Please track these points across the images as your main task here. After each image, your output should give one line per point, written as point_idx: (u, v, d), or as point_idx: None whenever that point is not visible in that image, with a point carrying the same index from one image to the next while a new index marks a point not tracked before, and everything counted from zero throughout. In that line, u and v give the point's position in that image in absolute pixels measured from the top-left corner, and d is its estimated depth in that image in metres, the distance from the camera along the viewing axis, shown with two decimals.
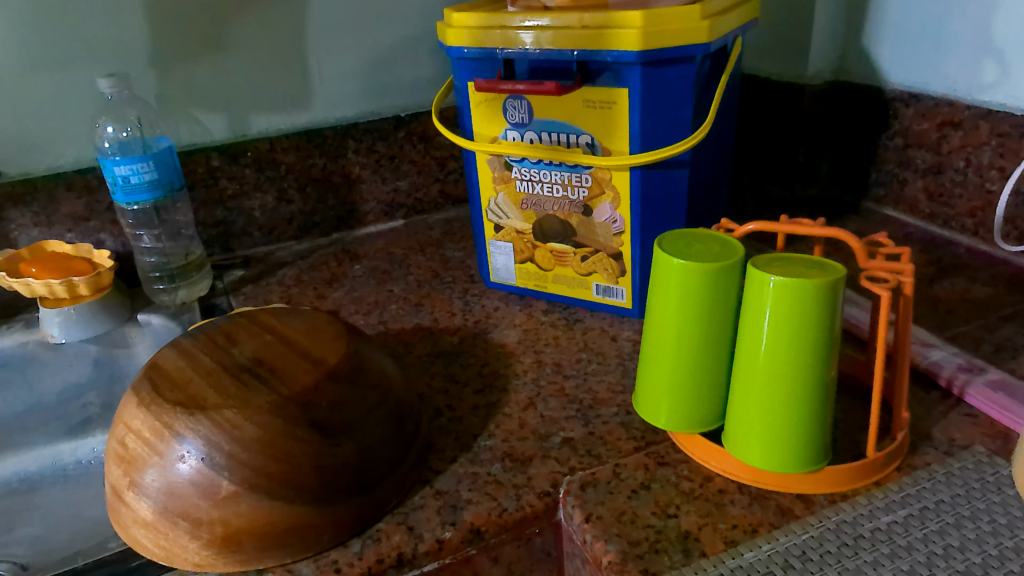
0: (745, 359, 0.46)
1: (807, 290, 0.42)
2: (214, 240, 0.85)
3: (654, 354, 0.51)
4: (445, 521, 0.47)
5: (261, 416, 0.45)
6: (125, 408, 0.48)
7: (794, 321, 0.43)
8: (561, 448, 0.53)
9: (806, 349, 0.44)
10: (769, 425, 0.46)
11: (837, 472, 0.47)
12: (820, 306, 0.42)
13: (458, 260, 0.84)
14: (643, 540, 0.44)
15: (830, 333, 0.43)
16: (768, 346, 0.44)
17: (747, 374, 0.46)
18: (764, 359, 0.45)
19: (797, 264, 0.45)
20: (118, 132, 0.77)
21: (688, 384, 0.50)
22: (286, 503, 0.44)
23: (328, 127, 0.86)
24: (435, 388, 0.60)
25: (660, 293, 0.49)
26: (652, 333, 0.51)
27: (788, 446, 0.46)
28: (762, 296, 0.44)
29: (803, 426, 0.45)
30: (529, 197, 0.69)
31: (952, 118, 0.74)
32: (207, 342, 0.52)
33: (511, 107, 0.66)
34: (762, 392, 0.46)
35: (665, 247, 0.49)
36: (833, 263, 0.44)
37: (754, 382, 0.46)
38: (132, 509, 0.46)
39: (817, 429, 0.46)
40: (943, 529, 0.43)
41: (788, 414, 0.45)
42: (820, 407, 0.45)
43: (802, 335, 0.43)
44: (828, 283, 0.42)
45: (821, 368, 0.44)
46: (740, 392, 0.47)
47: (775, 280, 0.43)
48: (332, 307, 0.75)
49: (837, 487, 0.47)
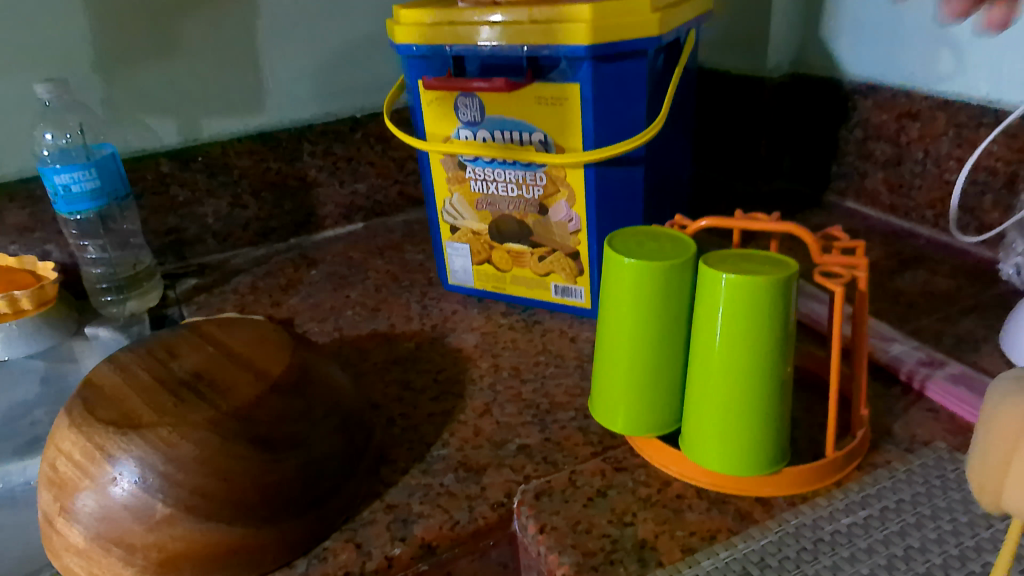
0: (700, 360, 0.45)
1: (760, 288, 0.41)
2: (167, 249, 0.82)
3: (609, 356, 0.49)
4: (395, 537, 0.46)
5: (197, 432, 0.43)
6: (57, 428, 0.46)
7: (748, 319, 0.42)
8: (516, 456, 0.51)
9: (761, 349, 0.42)
10: (725, 429, 0.45)
11: (796, 474, 0.46)
12: (773, 304, 0.41)
13: (418, 263, 0.83)
14: (599, 551, 0.43)
15: (785, 331, 0.42)
16: (723, 347, 0.43)
17: (701, 375, 0.45)
18: (719, 360, 0.44)
19: (751, 260, 0.43)
20: (58, 139, 0.73)
21: (643, 387, 0.48)
22: (226, 525, 0.42)
23: (283, 129, 0.84)
24: (390, 396, 0.59)
25: (613, 294, 0.47)
26: (605, 334, 0.49)
27: (745, 449, 0.45)
28: (715, 294, 0.42)
29: (760, 429, 0.44)
30: (484, 197, 0.67)
31: (910, 110, 0.73)
32: (146, 357, 0.50)
33: (463, 105, 0.64)
34: (717, 394, 0.44)
35: (615, 246, 0.47)
36: (786, 259, 0.43)
37: (709, 384, 0.45)
38: (64, 536, 0.43)
39: (775, 430, 0.44)
40: (903, 530, 0.43)
41: (746, 415, 0.44)
42: (776, 407, 0.44)
43: (757, 333, 0.42)
44: (780, 280, 0.41)
45: (777, 368, 0.43)
46: (695, 394, 0.46)
47: (728, 277, 0.41)
48: (287, 315, 0.73)
49: (797, 489, 0.46)
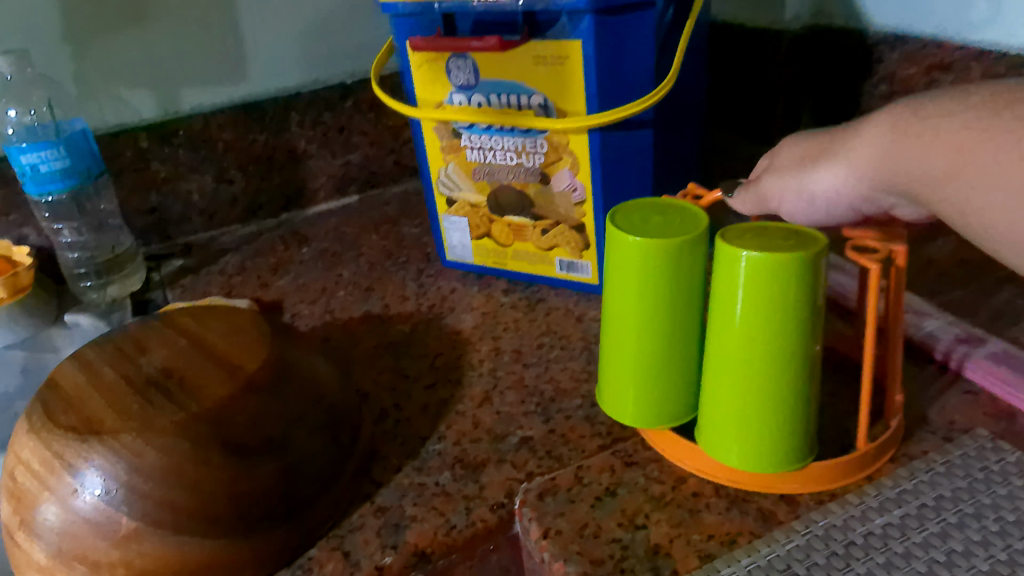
0: (716, 347, 0.40)
1: (786, 268, 0.36)
2: (150, 229, 0.78)
3: (615, 342, 0.45)
4: (385, 545, 0.42)
5: (164, 438, 0.39)
6: (16, 435, 0.42)
7: (773, 302, 0.37)
8: (518, 450, 0.47)
9: (786, 336, 0.38)
10: (746, 421, 0.40)
11: (824, 470, 0.41)
12: (800, 284, 0.37)
13: (414, 237, 0.78)
14: (607, 559, 0.39)
15: (813, 315, 0.38)
16: (743, 333, 0.39)
17: (719, 363, 0.40)
18: (739, 348, 0.39)
19: (774, 235, 0.38)
20: (22, 116, 0.69)
21: (654, 375, 0.44)
22: (199, 538, 0.38)
23: (268, 98, 0.79)
24: (382, 385, 0.55)
25: (617, 273, 0.43)
26: (610, 317, 0.44)
27: (769, 443, 0.40)
28: (734, 275, 0.38)
29: (784, 421, 0.40)
30: (481, 166, 0.62)
31: (941, 61, 0.66)
32: (114, 353, 0.46)
33: (455, 68, 0.58)
34: (737, 385, 0.40)
35: (620, 221, 0.42)
36: (814, 233, 0.38)
37: (727, 373, 0.40)
38: (26, 552, 0.40)
39: (802, 422, 0.40)
40: (944, 531, 0.38)
41: (769, 408, 0.40)
42: (802, 398, 0.40)
43: (782, 318, 0.37)
44: (809, 258, 0.36)
45: (804, 356, 0.39)
46: (712, 384, 0.41)
47: (749, 257, 0.37)
48: (276, 297, 0.69)
49: (825, 485, 0.42)
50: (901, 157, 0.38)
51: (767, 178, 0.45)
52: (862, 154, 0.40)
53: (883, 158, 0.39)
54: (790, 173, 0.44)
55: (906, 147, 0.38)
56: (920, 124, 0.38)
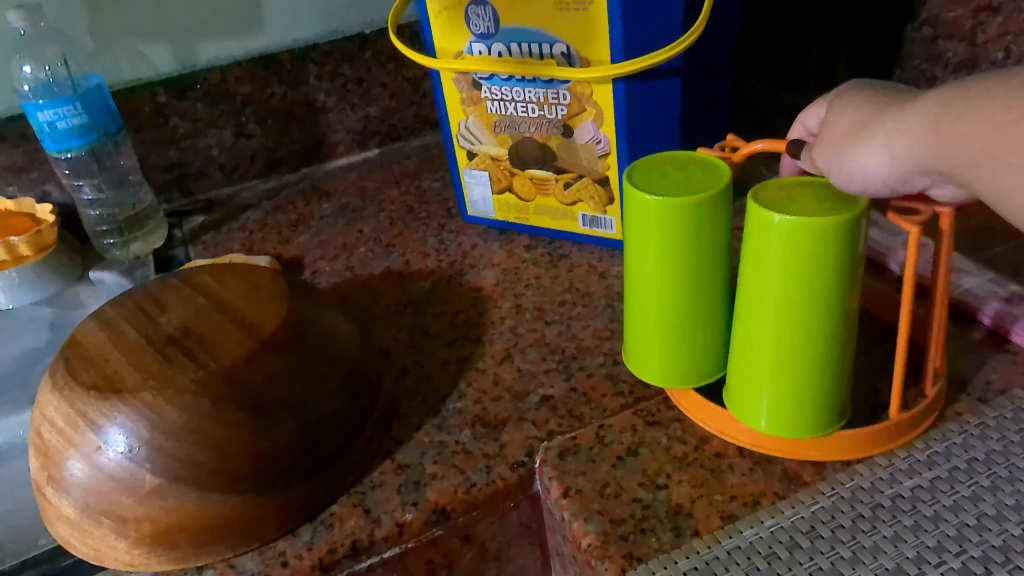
0: (745, 311, 0.39)
1: (822, 233, 0.34)
2: (171, 185, 0.78)
3: (638, 302, 0.43)
4: (406, 502, 0.42)
5: (184, 397, 0.39)
6: (41, 391, 0.43)
7: (806, 268, 0.35)
8: (539, 409, 0.47)
9: (819, 301, 0.36)
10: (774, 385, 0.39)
11: (855, 436, 0.40)
12: (836, 248, 0.35)
13: (435, 192, 0.77)
14: (628, 518, 0.39)
15: (849, 279, 0.36)
16: (774, 297, 0.37)
17: (748, 327, 0.39)
18: (769, 313, 0.38)
19: (809, 195, 0.37)
20: (37, 72, 0.68)
21: (679, 336, 0.43)
22: (221, 495, 0.39)
23: (285, 50, 0.77)
24: (403, 342, 0.54)
25: (637, 234, 0.41)
26: (632, 277, 0.43)
27: (799, 408, 0.39)
28: (765, 239, 0.36)
29: (815, 386, 0.39)
30: (502, 118, 0.60)
31: (990, 3, 0.61)
32: (134, 311, 0.46)
33: (475, 15, 0.57)
34: (766, 350, 0.39)
35: (643, 177, 0.41)
36: (852, 192, 0.36)
37: (756, 338, 0.39)
38: (54, 505, 0.41)
39: (833, 387, 0.39)
40: (976, 494, 0.37)
41: (800, 373, 0.38)
42: (834, 363, 0.38)
43: (815, 283, 0.36)
44: (845, 222, 0.34)
45: (838, 319, 0.37)
46: (741, 347, 0.40)
47: (782, 221, 0.35)
48: (296, 254, 0.69)
49: (857, 452, 0.40)
50: (934, 143, 0.34)
51: (808, 159, 0.39)
52: (903, 138, 0.35)
53: (926, 144, 0.34)
54: (827, 153, 0.38)
55: (941, 131, 0.34)
56: (963, 109, 0.33)
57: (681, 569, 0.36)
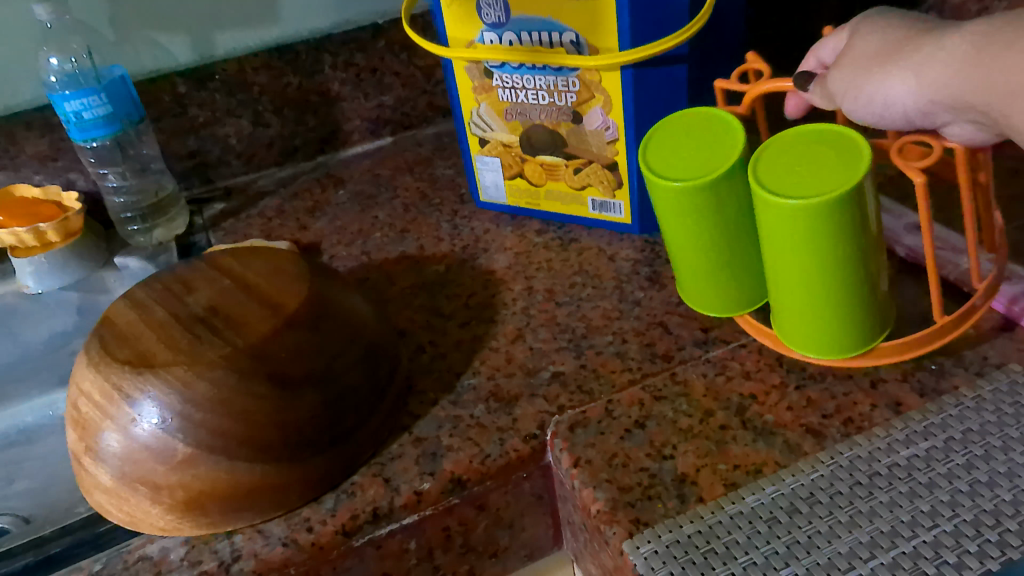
0: (774, 269, 0.42)
1: (832, 207, 0.36)
2: (191, 173, 0.80)
3: (682, 257, 0.47)
4: (423, 472, 0.44)
5: (212, 371, 0.41)
6: (77, 367, 0.45)
7: (824, 237, 0.37)
8: (550, 385, 0.49)
9: (843, 258, 0.39)
10: (809, 325, 0.43)
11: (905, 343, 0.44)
12: (848, 215, 0.37)
13: (448, 179, 0.79)
14: (635, 486, 0.41)
15: (868, 231, 0.38)
16: (800, 262, 0.39)
17: (780, 282, 0.42)
18: (798, 273, 0.40)
19: (815, 159, 0.38)
20: (63, 64, 0.71)
21: (724, 277, 0.47)
22: (249, 464, 0.41)
23: (300, 41, 0.79)
24: (418, 322, 0.56)
25: (662, 211, 0.44)
26: (670, 240, 0.46)
27: (837, 340, 0.43)
28: (778, 220, 0.38)
29: (847, 319, 0.42)
30: (513, 106, 0.62)
31: None
32: (163, 291, 0.48)
33: (485, 5, 0.58)
34: (799, 299, 0.42)
35: (653, 164, 0.43)
36: (857, 144, 0.37)
37: (789, 291, 0.42)
38: (92, 474, 0.43)
39: (866, 314, 0.42)
40: (970, 463, 0.39)
41: (833, 314, 0.42)
42: (866, 298, 0.41)
43: (835, 246, 0.38)
44: (852, 194, 0.36)
45: (865, 263, 0.40)
46: (777, 296, 0.43)
47: (792, 206, 0.36)
48: (313, 239, 0.71)
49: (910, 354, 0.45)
50: (966, 74, 0.36)
51: (831, 80, 0.41)
52: (938, 66, 0.37)
53: (961, 72, 0.36)
54: (859, 72, 0.40)
55: (975, 63, 0.36)
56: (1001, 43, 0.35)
57: (685, 533, 0.38)
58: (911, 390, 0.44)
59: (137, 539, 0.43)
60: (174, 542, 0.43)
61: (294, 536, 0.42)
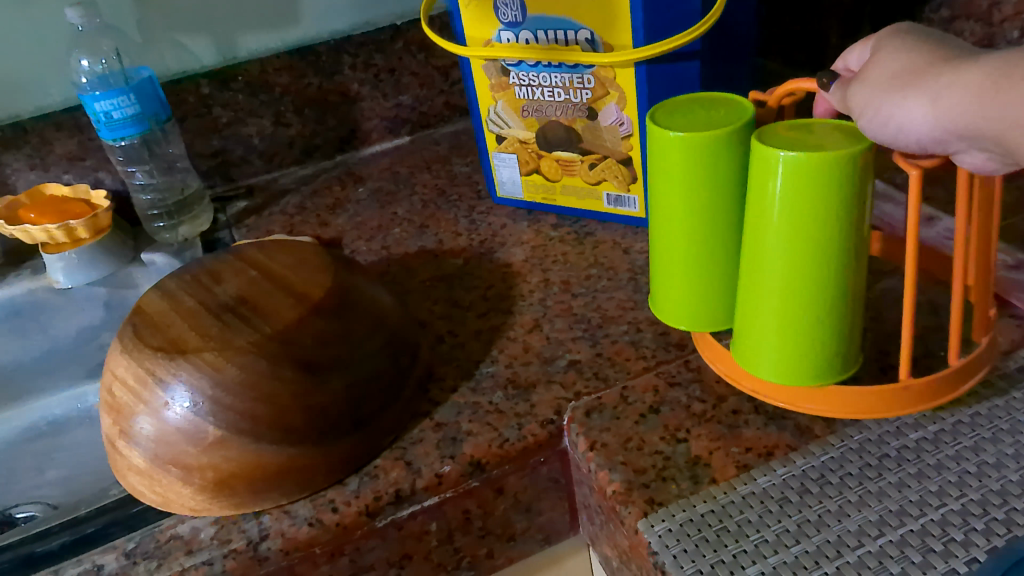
0: (753, 255, 0.41)
1: (827, 168, 0.36)
2: (214, 171, 0.82)
3: (666, 240, 0.47)
4: (444, 455, 0.46)
5: (242, 356, 0.43)
6: (111, 354, 0.47)
7: (813, 206, 0.37)
8: (566, 372, 0.50)
9: (825, 242, 0.38)
10: (770, 326, 0.42)
11: (877, 396, 0.42)
12: (842, 187, 0.37)
13: (465, 176, 0.80)
14: (649, 468, 0.42)
15: (858, 219, 0.38)
16: (782, 240, 0.39)
17: (756, 271, 0.41)
18: (775, 256, 0.40)
19: (820, 135, 0.38)
20: (94, 65, 0.73)
21: (703, 272, 0.47)
22: (276, 446, 0.42)
23: (320, 42, 0.81)
24: (437, 314, 0.58)
25: (658, 167, 0.44)
26: (659, 214, 0.47)
27: (794, 358, 0.42)
28: (769, 177, 0.38)
29: (814, 332, 0.41)
30: (530, 103, 0.63)
31: None
32: (192, 282, 0.50)
33: (502, 4, 0.59)
34: (773, 295, 0.41)
35: (662, 118, 0.44)
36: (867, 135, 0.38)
37: (764, 282, 0.41)
38: (126, 457, 0.45)
39: (834, 336, 0.41)
40: (977, 445, 0.40)
41: (805, 319, 0.41)
42: (842, 310, 0.40)
43: (821, 224, 0.38)
44: (848, 157, 0.36)
45: (846, 266, 0.39)
46: (750, 294, 0.42)
47: (787, 156, 0.37)
48: (334, 235, 0.73)
49: (880, 413, 0.42)
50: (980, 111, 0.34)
51: (850, 91, 0.39)
52: (953, 94, 0.35)
53: (977, 101, 0.34)
54: (877, 89, 0.38)
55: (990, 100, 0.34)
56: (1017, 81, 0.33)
57: (698, 512, 0.39)
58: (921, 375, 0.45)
59: (168, 520, 0.45)
60: (204, 522, 0.44)
61: (319, 516, 0.43)
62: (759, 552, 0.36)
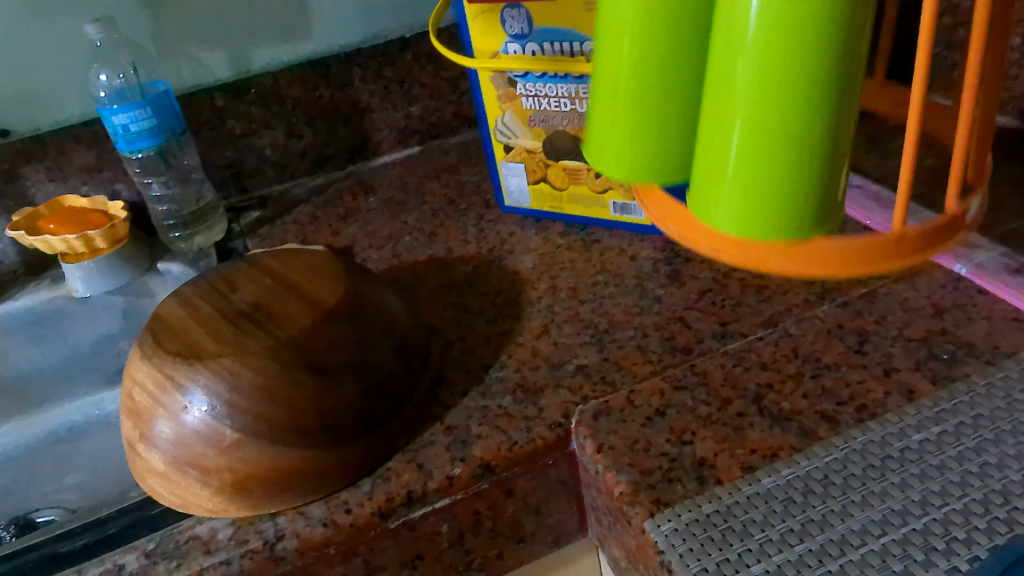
0: (713, 86, 0.35)
1: None
2: (228, 182, 0.84)
3: (607, 85, 0.42)
4: (455, 458, 0.46)
5: (258, 361, 0.44)
6: (131, 360, 0.48)
7: (792, 18, 0.31)
8: (574, 376, 0.51)
9: (801, 65, 0.32)
10: (729, 169, 0.36)
11: (841, 249, 0.39)
12: None
13: (474, 185, 0.82)
14: (656, 469, 0.43)
15: (847, 40, 0.32)
16: (742, 69, 0.33)
17: (711, 103, 0.36)
18: (731, 88, 0.34)
19: None
20: (113, 79, 0.75)
21: (650, 124, 0.42)
22: (291, 449, 0.43)
23: (331, 54, 0.83)
24: (447, 320, 0.59)
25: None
26: (602, 52, 0.42)
27: (756, 212, 0.36)
28: None
29: (776, 177, 0.35)
30: (537, 113, 0.65)
31: None
32: (208, 290, 0.51)
33: (510, 17, 0.60)
34: (728, 130, 0.35)
35: None
36: None
37: (718, 115, 0.36)
38: (146, 459, 0.46)
39: (805, 186, 0.35)
40: (979, 446, 0.40)
41: (771, 159, 0.35)
42: (816, 153, 0.34)
43: (800, 43, 0.32)
44: None
45: (825, 103, 0.33)
46: (707, 134, 0.37)
47: None
48: (346, 243, 0.74)
49: (845, 270, 0.39)
50: None
51: None
52: None
53: None
54: None
55: None
56: None
57: (704, 512, 0.40)
58: (923, 377, 0.46)
59: (186, 521, 0.46)
60: (221, 523, 0.45)
61: (333, 517, 0.44)
62: (764, 551, 0.37)
